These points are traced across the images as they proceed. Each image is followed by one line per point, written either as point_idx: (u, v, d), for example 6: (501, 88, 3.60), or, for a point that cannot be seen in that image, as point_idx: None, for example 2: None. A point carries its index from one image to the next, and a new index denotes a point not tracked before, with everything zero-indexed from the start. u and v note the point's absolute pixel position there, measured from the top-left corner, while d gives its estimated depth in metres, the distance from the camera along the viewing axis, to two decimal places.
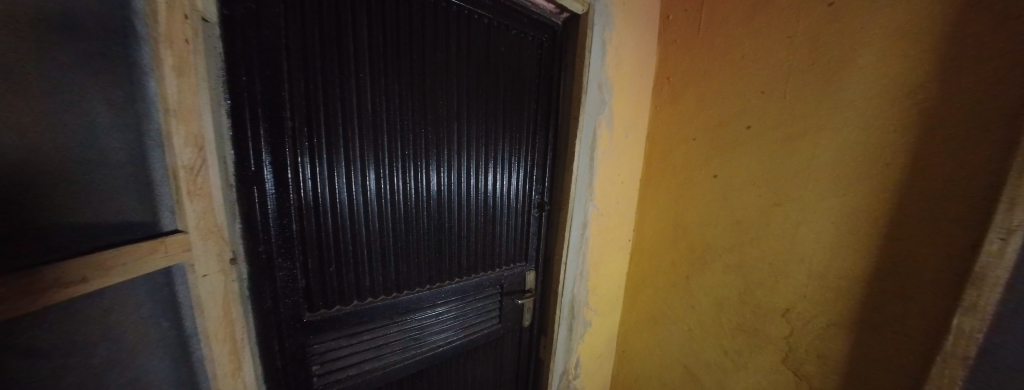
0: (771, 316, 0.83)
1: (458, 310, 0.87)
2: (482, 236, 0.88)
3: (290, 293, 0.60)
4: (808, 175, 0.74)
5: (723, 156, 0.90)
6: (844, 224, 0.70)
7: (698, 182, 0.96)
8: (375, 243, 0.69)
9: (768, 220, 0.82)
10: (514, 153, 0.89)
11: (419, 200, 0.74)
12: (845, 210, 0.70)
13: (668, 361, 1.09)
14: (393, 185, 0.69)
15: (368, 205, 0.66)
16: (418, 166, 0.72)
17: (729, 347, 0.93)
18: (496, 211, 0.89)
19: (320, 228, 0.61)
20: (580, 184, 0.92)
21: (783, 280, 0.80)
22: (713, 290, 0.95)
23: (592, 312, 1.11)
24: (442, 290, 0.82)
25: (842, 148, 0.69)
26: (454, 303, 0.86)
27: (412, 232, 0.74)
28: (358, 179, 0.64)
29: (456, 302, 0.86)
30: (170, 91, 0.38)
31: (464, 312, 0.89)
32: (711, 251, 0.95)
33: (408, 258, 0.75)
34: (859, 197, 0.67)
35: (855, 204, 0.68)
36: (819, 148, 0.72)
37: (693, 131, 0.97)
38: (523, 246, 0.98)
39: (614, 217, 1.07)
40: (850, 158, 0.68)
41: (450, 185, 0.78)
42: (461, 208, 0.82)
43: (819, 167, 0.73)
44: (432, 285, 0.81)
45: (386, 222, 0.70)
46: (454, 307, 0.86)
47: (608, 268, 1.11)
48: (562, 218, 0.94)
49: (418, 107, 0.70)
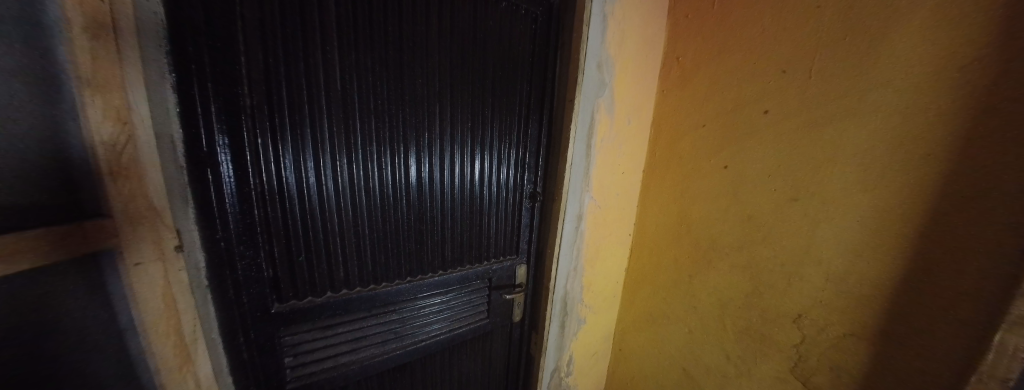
0: (780, 321, 0.76)
1: (443, 303, 0.83)
2: (469, 227, 0.83)
3: (256, 284, 0.56)
4: (832, 167, 0.66)
5: (735, 146, 0.81)
6: (871, 224, 0.61)
7: (706, 174, 0.88)
8: (348, 233, 0.64)
9: (784, 216, 0.73)
10: (504, 139, 0.82)
11: (398, 190, 0.69)
12: (873, 208, 0.61)
13: (666, 363, 1.03)
14: (367, 171, 0.64)
15: (340, 193, 0.62)
16: (393, 153, 0.66)
17: (732, 352, 0.85)
18: (484, 201, 0.84)
19: (287, 216, 0.57)
20: (575, 173, 0.85)
21: (796, 283, 0.72)
22: (718, 291, 0.87)
23: (587, 309, 1.05)
24: (424, 283, 0.78)
25: (873, 136, 0.60)
26: (438, 296, 0.82)
27: (390, 223, 0.70)
28: (328, 163, 0.59)
29: (441, 295, 0.82)
30: (81, 59, 0.34)
31: (450, 305, 0.85)
32: (717, 249, 0.87)
33: (386, 249, 0.71)
34: (890, 194, 0.59)
35: (883, 201, 0.60)
36: (846, 136, 0.64)
37: (702, 118, 0.88)
38: (513, 238, 0.92)
39: (613, 210, 0.99)
40: (882, 148, 0.59)
41: (432, 175, 0.73)
42: (444, 199, 0.77)
43: (845, 158, 0.64)
44: (414, 278, 0.77)
45: (360, 212, 0.65)
46: (439, 300, 0.83)
47: (606, 264, 1.05)
48: (554, 210, 0.88)
49: (394, 85, 0.64)
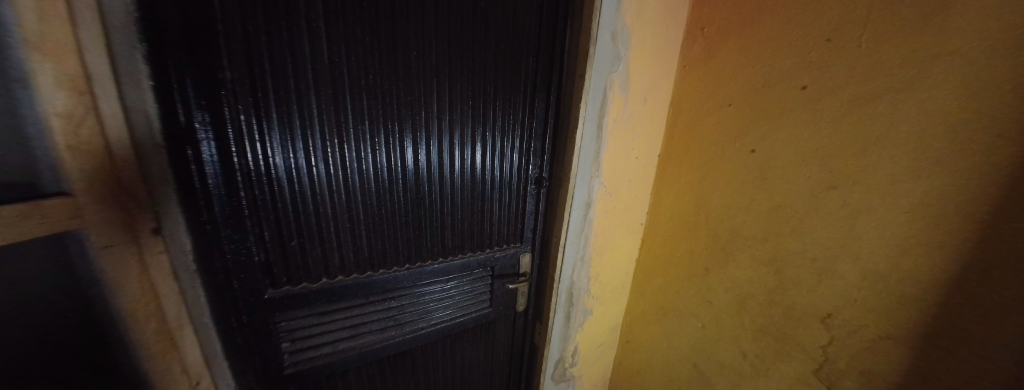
0: (805, 320, 0.69)
1: (444, 291, 0.81)
2: (471, 213, 0.79)
3: (248, 268, 0.54)
4: (880, 150, 0.58)
5: (766, 127, 0.73)
6: (924, 214, 0.54)
7: (730, 158, 0.80)
8: (342, 218, 0.61)
9: (818, 206, 0.66)
10: (507, 119, 0.76)
11: (393, 173, 0.65)
12: (927, 197, 0.54)
13: (676, 357, 0.98)
14: (359, 153, 0.60)
15: (331, 175, 0.58)
16: (387, 133, 0.62)
17: (749, 350, 0.79)
18: (486, 186, 0.79)
19: (276, 199, 0.54)
20: (585, 157, 0.79)
21: (827, 279, 0.65)
22: (736, 286, 0.81)
23: (594, 301, 1.00)
24: (423, 270, 0.75)
25: (933, 113, 0.52)
26: (439, 284, 0.79)
27: (387, 207, 0.66)
28: (318, 142, 0.55)
29: (441, 283, 0.80)
30: (28, 23, 0.31)
31: (451, 293, 0.82)
32: (738, 241, 0.79)
33: (384, 235, 0.68)
34: (949, 180, 0.51)
35: (941, 188, 0.52)
36: (900, 115, 0.55)
37: (729, 96, 0.79)
38: (517, 225, 0.88)
39: (624, 198, 0.93)
40: (943, 127, 0.51)
41: (430, 157, 0.69)
42: (443, 184, 0.72)
43: (897, 139, 0.56)
44: (413, 265, 0.74)
45: (354, 196, 0.61)
46: (440, 287, 0.80)
47: (615, 255, 1.00)
48: (561, 196, 0.82)
49: (386, 58, 0.58)
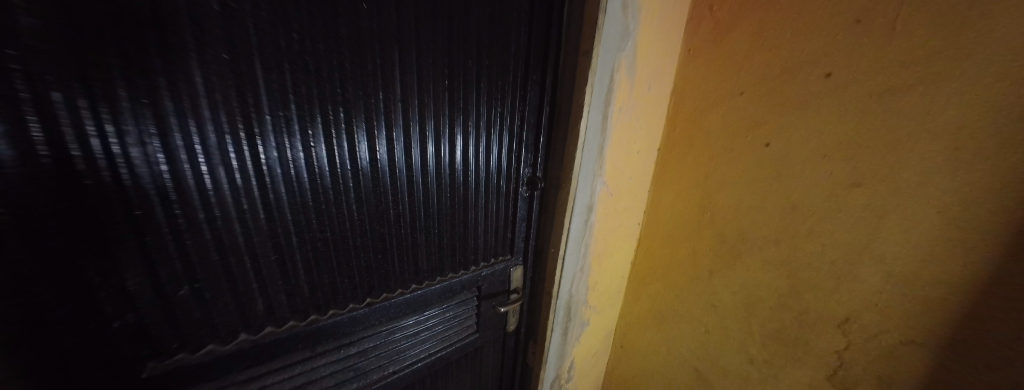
0: (820, 326, 0.65)
1: (419, 323, 0.65)
2: (451, 225, 0.64)
3: (102, 340, 0.35)
4: (909, 145, 0.52)
5: (783, 118, 0.66)
6: (952, 215, 0.50)
7: (740, 154, 0.73)
8: (264, 249, 0.43)
9: (838, 206, 0.60)
10: (495, 108, 0.61)
11: (339, 181, 0.47)
12: (957, 196, 0.49)
13: (676, 364, 0.92)
14: (284, 153, 0.41)
15: (240, 189, 0.39)
16: (327, 124, 0.43)
17: (756, 357, 0.75)
18: (470, 191, 0.64)
19: (144, 232, 0.35)
20: (587, 153, 0.66)
21: (846, 282, 0.61)
22: (743, 289, 0.75)
23: (591, 311, 0.91)
24: (391, 303, 0.59)
25: (970, 105, 0.47)
26: (413, 316, 0.64)
27: (334, 228, 0.48)
28: (213, 138, 0.36)
29: (416, 315, 0.64)
30: None
31: (429, 325, 0.67)
32: (747, 242, 0.73)
33: (332, 265, 0.50)
34: (984, 178, 0.47)
35: (974, 187, 0.48)
36: (934, 106, 0.50)
37: (742, 84, 0.71)
38: (505, 235, 0.74)
39: (624, 198, 0.83)
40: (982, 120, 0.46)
41: (394, 158, 0.51)
42: (413, 192, 0.55)
43: (929, 133, 0.51)
44: (377, 298, 0.57)
45: (280, 215, 0.43)
46: (414, 321, 0.64)
47: (613, 260, 0.90)
48: (559, 200, 0.70)
49: (321, 12, 0.39)
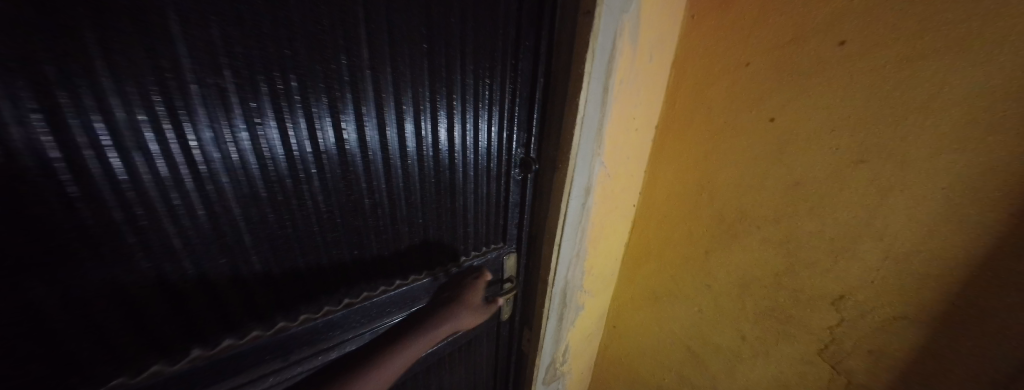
0: (814, 303, 0.65)
1: (408, 320, 0.60)
2: (438, 214, 0.57)
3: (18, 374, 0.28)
4: (920, 120, 0.49)
5: (790, 91, 0.61)
6: (958, 194, 0.48)
7: (742, 130, 0.69)
8: (207, 253, 0.36)
9: (841, 184, 0.58)
10: (484, 78, 0.53)
11: (298, 168, 0.39)
12: (965, 174, 0.47)
13: (668, 342, 0.94)
14: (222, 135, 0.33)
15: (165, 181, 0.31)
16: (276, 98, 0.35)
17: (749, 333, 0.76)
18: (458, 175, 0.57)
19: (29, 244, 0.27)
20: (587, 131, 0.60)
21: (844, 260, 0.60)
22: (739, 270, 0.75)
23: (587, 295, 0.89)
24: (374, 301, 0.53)
25: (991, 75, 0.43)
26: (400, 313, 0.59)
27: (296, 222, 0.41)
28: (127, 116, 0.28)
29: (403, 312, 0.59)
30: None
31: None
32: (746, 222, 0.72)
33: (297, 265, 0.43)
34: (994, 155, 0.44)
35: (985, 164, 0.45)
36: (952, 77, 0.46)
37: (748, 54, 0.66)
38: (497, 221, 0.68)
39: (621, 180, 0.79)
40: (1000, 92, 0.43)
41: (368, 140, 0.43)
42: (392, 178, 0.48)
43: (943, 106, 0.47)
44: (354, 298, 0.51)
45: (224, 211, 0.36)
46: (403, 317, 0.59)
47: (608, 244, 0.87)
48: (556, 183, 0.64)
49: None
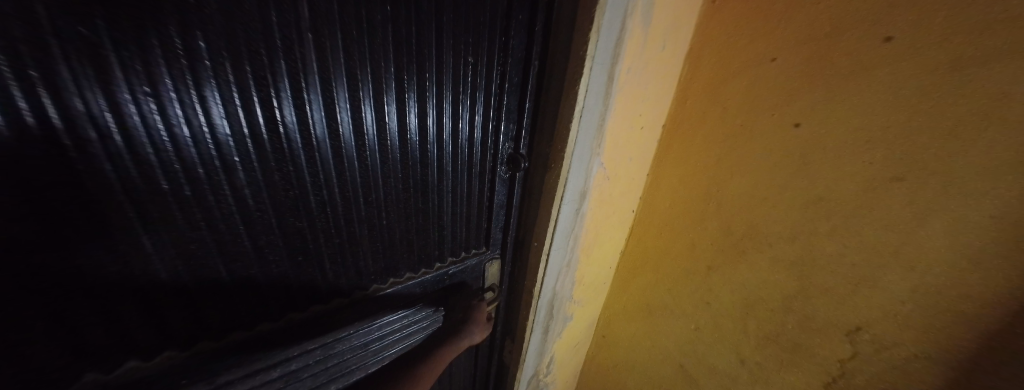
0: (824, 332, 0.59)
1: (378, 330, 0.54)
2: (407, 215, 0.50)
3: None
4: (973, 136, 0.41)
5: (821, 93, 0.53)
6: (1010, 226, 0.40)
7: (756, 136, 0.61)
8: (88, 262, 0.28)
9: (869, 203, 0.50)
10: (465, 58, 0.44)
11: (214, 155, 0.31)
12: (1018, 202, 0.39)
13: (660, 357, 0.88)
14: (100, 108, 0.25)
15: (14, 175, 0.23)
16: (177, 62, 0.26)
17: (749, 357, 0.70)
18: (433, 172, 0.50)
19: None
20: (586, 128, 0.52)
21: (867, 290, 0.53)
22: (743, 289, 0.68)
23: (576, 306, 0.82)
24: (332, 309, 0.48)
25: None
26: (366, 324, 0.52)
27: (213, 223, 0.34)
28: None
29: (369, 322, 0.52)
30: None
31: (389, 331, 0.56)
32: (756, 238, 0.64)
33: (219, 274, 0.37)
34: None
35: None
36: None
37: (774, 47, 0.56)
38: (479, 223, 0.62)
39: (621, 184, 0.71)
40: None
41: (311, 125, 0.35)
42: (343, 173, 0.40)
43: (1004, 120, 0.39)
44: (298, 313, 0.45)
45: (114, 208, 0.28)
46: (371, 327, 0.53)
47: (602, 252, 0.80)
48: (547, 185, 0.56)
49: None
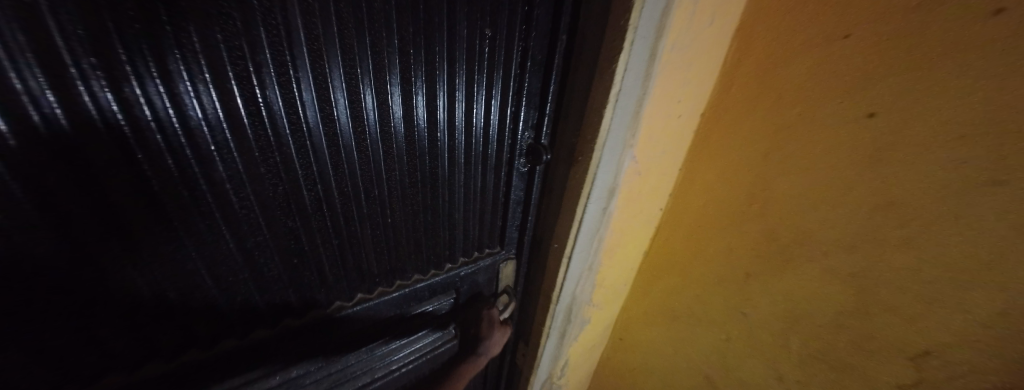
0: (882, 354, 0.52)
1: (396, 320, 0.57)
2: (416, 211, 0.47)
3: None
4: None
5: (905, 75, 0.41)
6: None
7: (808, 129, 0.52)
8: (45, 253, 0.26)
9: (951, 213, 0.41)
10: (477, 30, 0.36)
11: (183, 142, 0.27)
12: None
13: (681, 364, 0.84)
14: (39, 85, 0.20)
15: None
16: (130, 24, 0.21)
17: (788, 373, 0.65)
18: (442, 165, 0.45)
19: None
20: (620, 117, 0.44)
21: (941, 312, 0.45)
22: (785, 300, 0.62)
23: (595, 308, 0.78)
24: (349, 308, 0.49)
25: None
26: (382, 316, 0.54)
27: (190, 220, 0.31)
28: None
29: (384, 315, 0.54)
30: None
31: (407, 322, 0.59)
32: (805, 246, 0.57)
33: (200, 275, 0.34)
34: None
35: None
36: None
37: (852, 20, 0.44)
38: (493, 221, 0.57)
39: (651, 180, 0.64)
40: None
41: (298, 109, 0.30)
42: (339, 165, 0.36)
43: None
44: (295, 319, 0.45)
45: (71, 201, 0.25)
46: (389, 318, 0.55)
47: (623, 253, 0.73)
48: (572, 183, 0.50)
49: None
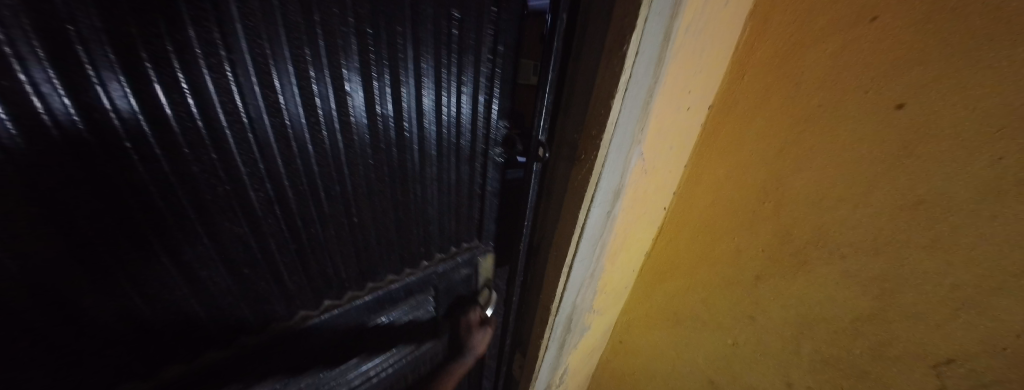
0: (901, 363, 0.49)
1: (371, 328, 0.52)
2: (387, 209, 0.42)
3: None
4: None
5: (945, 61, 0.37)
6: None
7: (830, 124, 0.47)
8: None
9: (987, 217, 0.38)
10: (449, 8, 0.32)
11: (88, 144, 0.21)
12: None
13: (682, 369, 0.82)
14: None
15: None
16: None
17: (797, 380, 0.62)
18: (411, 159, 0.40)
19: None
20: (628, 109, 0.39)
21: (973, 321, 0.41)
22: (799, 305, 0.58)
23: (596, 314, 0.74)
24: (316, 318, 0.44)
25: None
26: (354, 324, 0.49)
27: (107, 242, 0.25)
28: None
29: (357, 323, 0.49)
30: None
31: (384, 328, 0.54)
32: (822, 249, 0.53)
33: (129, 304, 0.28)
34: None
35: None
36: None
37: None
38: (468, 216, 0.54)
39: (657, 179, 0.59)
40: None
41: (238, 97, 0.25)
42: (292, 161, 0.31)
43: None
44: (253, 338, 0.39)
45: None
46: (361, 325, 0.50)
47: (626, 256, 0.69)
48: (574, 185, 0.46)
49: None
